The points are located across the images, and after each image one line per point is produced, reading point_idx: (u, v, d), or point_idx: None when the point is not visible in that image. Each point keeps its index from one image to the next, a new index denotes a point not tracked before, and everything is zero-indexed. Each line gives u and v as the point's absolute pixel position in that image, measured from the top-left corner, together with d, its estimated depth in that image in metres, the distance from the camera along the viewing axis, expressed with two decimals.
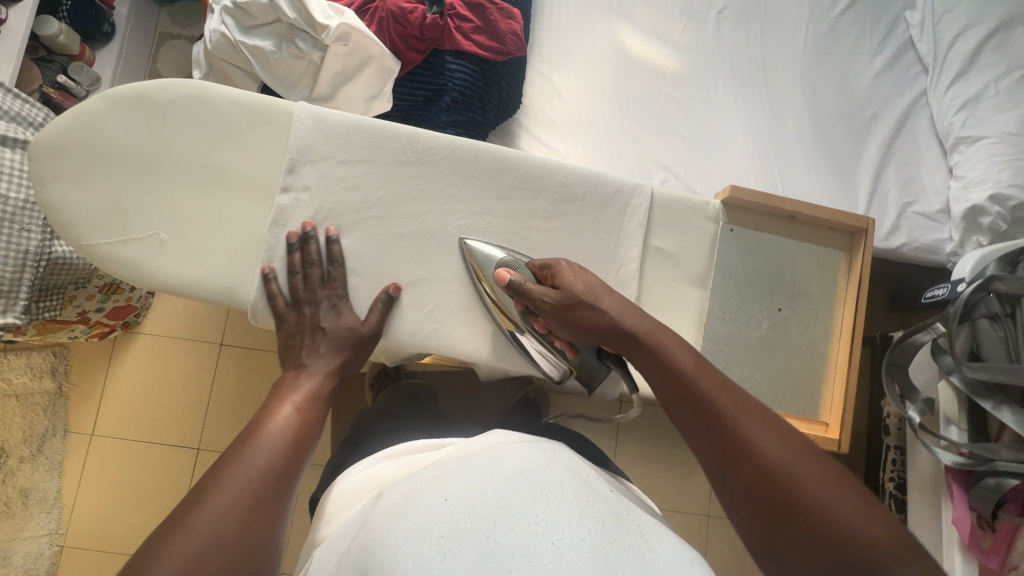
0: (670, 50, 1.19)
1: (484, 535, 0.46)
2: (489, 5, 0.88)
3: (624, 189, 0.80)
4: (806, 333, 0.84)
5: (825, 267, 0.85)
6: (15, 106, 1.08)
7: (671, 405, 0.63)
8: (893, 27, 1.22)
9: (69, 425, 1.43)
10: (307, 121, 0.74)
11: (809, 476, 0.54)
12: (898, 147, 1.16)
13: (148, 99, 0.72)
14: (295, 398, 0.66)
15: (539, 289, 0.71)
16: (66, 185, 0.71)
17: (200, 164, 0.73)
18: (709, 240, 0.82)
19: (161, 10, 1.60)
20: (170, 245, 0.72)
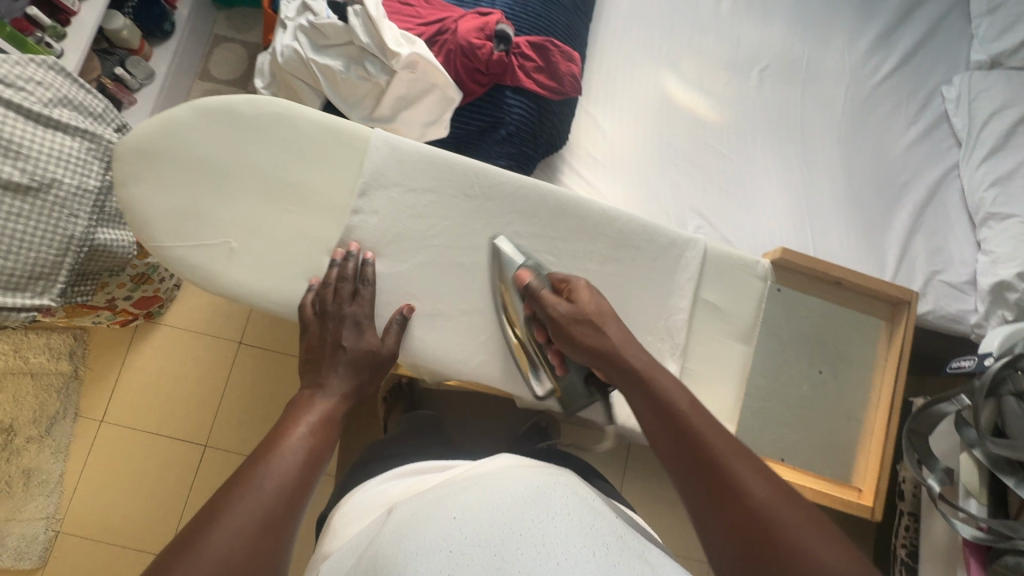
0: (712, 102, 1.23)
1: (494, 552, 0.50)
2: (553, 47, 0.90)
3: (678, 241, 0.82)
4: (844, 397, 0.90)
5: (864, 331, 0.91)
6: (77, 94, 1.09)
7: (661, 445, 0.63)
8: (930, 100, 1.26)
9: (81, 410, 1.43)
10: (381, 149, 0.77)
11: (798, 527, 0.52)
12: (928, 215, 1.19)
13: (232, 112, 0.74)
14: (309, 420, 0.63)
15: (554, 297, 0.72)
16: (145, 185, 0.73)
17: (274, 178, 0.75)
18: (756, 296, 0.83)
19: (218, 13, 1.65)
20: (239, 254, 0.74)
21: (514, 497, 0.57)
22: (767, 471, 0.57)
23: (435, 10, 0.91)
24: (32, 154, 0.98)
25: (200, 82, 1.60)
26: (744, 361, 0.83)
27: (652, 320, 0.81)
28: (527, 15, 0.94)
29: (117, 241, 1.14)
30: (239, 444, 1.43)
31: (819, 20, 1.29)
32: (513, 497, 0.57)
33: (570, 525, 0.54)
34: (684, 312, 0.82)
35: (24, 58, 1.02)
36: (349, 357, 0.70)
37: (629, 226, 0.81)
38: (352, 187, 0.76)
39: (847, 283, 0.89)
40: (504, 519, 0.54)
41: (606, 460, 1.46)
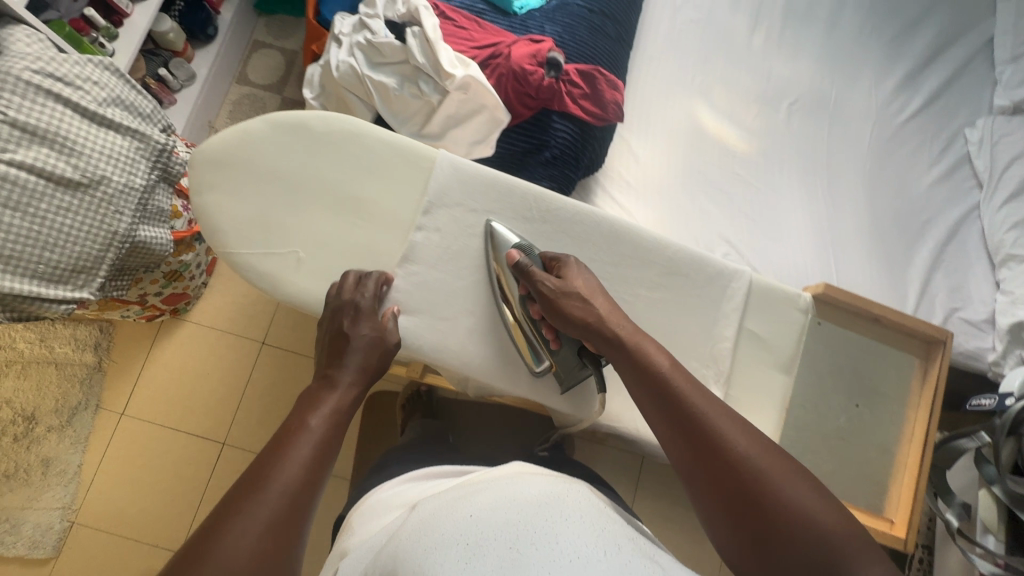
0: (742, 132, 1.26)
1: (509, 545, 0.55)
2: (600, 74, 0.94)
3: (725, 272, 0.84)
4: (883, 432, 0.89)
5: (902, 372, 0.90)
6: (129, 95, 1.11)
7: (646, 402, 0.69)
8: (953, 141, 1.29)
9: (102, 401, 1.44)
10: (446, 169, 0.82)
11: (770, 468, 0.59)
12: (949, 253, 1.22)
13: (304, 126, 0.80)
14: (321, 413, 0.65)
15: (545, 275, 0.76)
16: (221, 195, 0.79)
17: (343, 192, 0.80)
18: (799, 331, 0.85)
19: (259, 20, 1.69)
20: (305, 264, 0.79)
21: (526, 501, 0.62)
22: (743, 421, 0.64)
23: (489, 35, 0.94)
24: (84, 151, 1.00)
25: (237, 85, 1.64)
26: (784, 391, 0.84)
27: (692, 346, 0.83)
28: (576, 43, 0.98)
29: (157, 238, 1.15)
30: (257, 444, 1.44)
31: (848, 58, 1.33)
32: (526, 502, 0.62)
33: (584, 529, 0.58)
34: (730, 341, 0.83)
35: (82, 57, 1.05)
36: (358, 363, 0.71)
37: (676, 252, 0.84)
38: (418, 205, 0.81)
39: (887, 319, 0.89)
40: (518, 519, 0.59)
41: (619, 476, 1.47)
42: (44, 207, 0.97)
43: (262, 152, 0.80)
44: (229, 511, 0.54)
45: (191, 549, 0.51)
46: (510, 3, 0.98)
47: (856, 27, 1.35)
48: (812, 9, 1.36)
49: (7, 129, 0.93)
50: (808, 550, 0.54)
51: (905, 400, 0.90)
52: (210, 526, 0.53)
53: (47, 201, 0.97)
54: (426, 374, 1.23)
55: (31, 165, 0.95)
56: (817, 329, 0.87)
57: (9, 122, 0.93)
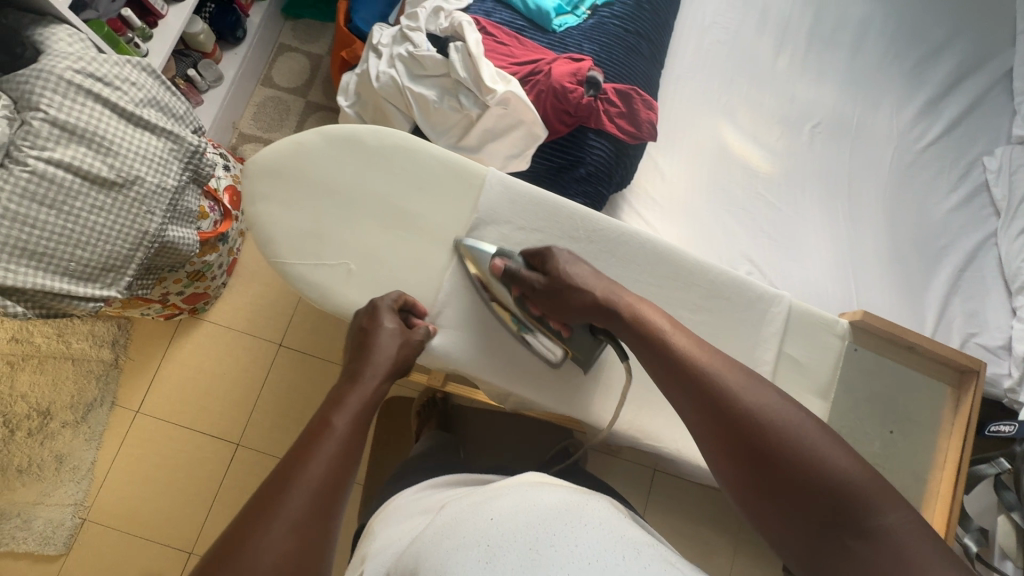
0: (766, 153, 1.28)
1: (527, 547, 0.56)
2: (636, 94, 0.95)
3: (766, 296, 0.86)
4: (915, 458, 0.90)
5: (935, 402, 0.90)
6: (164, 96, 1.09)
7: (651, 363, 0.69)
8: (971, 169, 1.32)
9: (117, 399, 1.44)
10: (495, 186, 0.84)
11: (779, 415, 0.60)
12: (966, 279, 1.24)
13: (359, 141, 0.84)
14: (349, 412, 0.65)
15: (529, 276, 0.77)
16: (276, 207, 0.82)
17: (394, 206, 0.83)
18: (836, 354, 0.86)
19: (285, 23, 1.70)
20: (355, 276, 0.82)
21: (544, 509, 0.63)
22: (748, 373, 0.64)
23: (529, 51, 0.97)
24: (120, 151, 1.00)
25: (261, 87, 1.65)
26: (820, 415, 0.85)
27: None
28: (612, 63, 1.00)
29: (184, 239, 1.15)
30: (271, 446, 1.44)
31: (870, 83, 1.36)
32: (546, 509, 0.63)
33: (608, 533, 0.59)
34: (770, 363, 0.85)
35: (121, 58, 1.03)
36: (380, 361, 0.72)
37: (719, 275, 0.86)
38: (467, 221, 0.83)
39: (923, 349, 0.89)
40: (535, 523, 0.60)
41: (631, 488, 1.47)
42: (79, 206, 0.97)
43: (315, 166, 0.83)
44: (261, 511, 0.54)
45: (222, 552, 0.50)
46: (549, 22, 1.01)
47: (878, 53, 1.38)
48: (836, 34, 1.38)
49: (46, 128, 0.93)
50: (822, 488, 0.55)
51: (938, 428, 0.90)
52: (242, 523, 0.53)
53: (82, 201, 0.97)
54: (448, 383, 1.25)
55: (68, 164, 0.95)
56: (853, 355, 0.88)
57: (49, 120, 0.93)
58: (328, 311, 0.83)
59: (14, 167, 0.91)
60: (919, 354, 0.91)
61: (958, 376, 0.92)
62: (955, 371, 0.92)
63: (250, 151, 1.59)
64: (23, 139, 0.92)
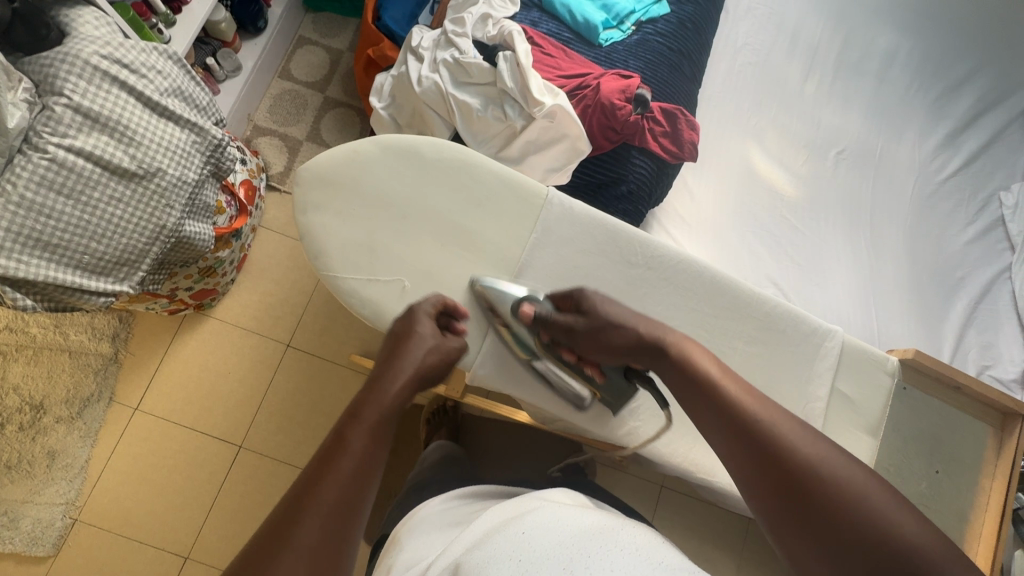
0: (792, 177, 1.28)
1: (560, 566, 0.48)
2: (681, 115, 0.95)
3: (820, 330, 0.87)
4: (957, 498, 0.91)
5: (977, 442, 0.92)
6: (190, 86, 1.03)
7: (696, 414, 0.65)
8: (987, 204, 1.34)
9: (115, 394, 1.39)
10: (556, 208, 0.85)
11: (843, 473, 0.54)
12: (980, 313, 1.25)
13: (418, 154, 0.85)
14: (365, 424, 0.60)
15: (565, 317, 0.74)
16: (332, 217, 0.83)
17: (452, 222, 0.84)
18: (887, 400, 0.88)
19: (306, 16, 1.67)
20: (411, 291, 0.82)
21: (580, 529, 0.54)
22: (806, 427, 0.59)
23: (575, 65, 0.97)
24: (143, 142, 0.93)
25: (279, 79, 1.60)
26: (868, 453, 0.86)
27: (792, 402, 0.86)
28: (658, 81, 1.00)
29: (200, 234, 1.09)
30: (275, 450, 1.39)
31: (894, 112, 1.37)
32: (582, 529, 0.54)
33: (636, 557, 0.49)
34: (823, 399, 0.86)
35: (148, 45, 0.97)
36: (404, 368, 0.67)
37: (775, 307, 0.87)
38: (524, 241, 0.85)
39: (969, 388, 0.91)
40: (572, 542, 0.52)
41: (636, 502, 1.41)
42: (97, 196, 0.90)
43: (372, 176, 0.84)
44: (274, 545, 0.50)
45: None
46: (597, 36, 1.01)
47: (903, 83, 1.40)
48: (863, 62, 1.40)
49: (68, 115, 0.86)
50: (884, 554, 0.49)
51: (981, 467, 0.91)
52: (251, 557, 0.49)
53: (100, 191, 0.90)
54: (467, 395, 1.23)
55: (88, 152, 0.88)
56: (902, 393, 0.89)
57: (71, 106, 0.86)
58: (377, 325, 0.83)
59: (33, 154, 0.84)
60: (957, 390, 0.92)
61: (1001, 416, 0.93)
62: (998, 411, 0.94)
63: (265, 145, 1.54)
64: (43, 125, 0.85)
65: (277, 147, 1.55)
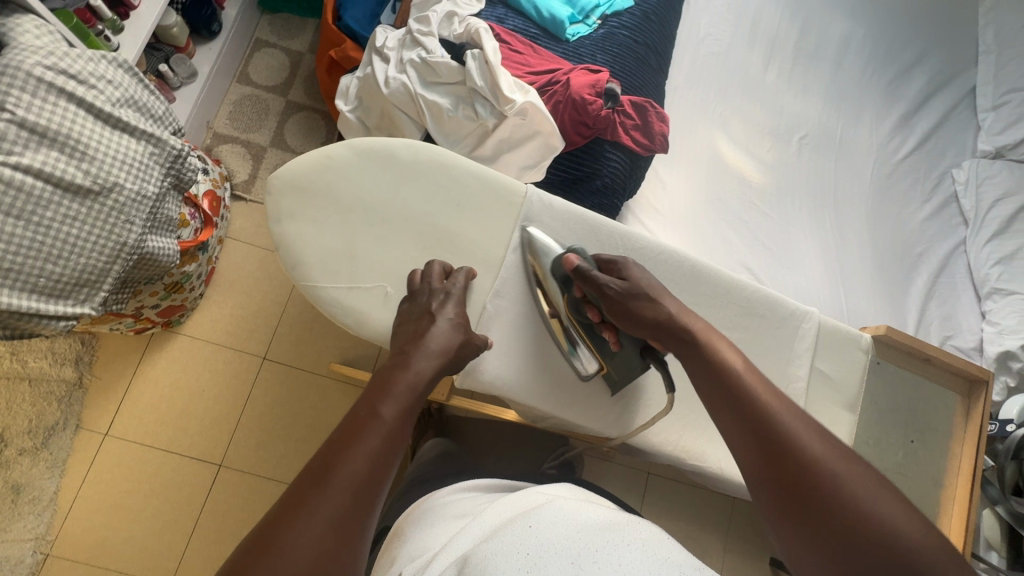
0: (758, 164, 1.31)
1: (569, 561, 0.48)
2: (651, 107, 0.96)
3: (797, 313, 0.90)
4: (931, 464, 0.95)
5: (946, 410, 0.97)
6: (143, 95, 0.98)
7: (711, 397, 0.65)
8: (942, 180, 1.40)
9: (82, 421, 1.33)
10: (536, 204, 0.85)
11: (852, 476, 0.54)
12: (940, 286, 1.31)
13: (394, 157, 0.83)
14: (394, 400, 0.59)
15: (607, 278, 0.76)
16: (305, 226, 0.81)
17: (433, 224, 0.83)
18: (861, 370, 0.91)
19: (262, 17, 1.62)
20: (393, 299, 0.80)
21: (585, 525, 0.55)
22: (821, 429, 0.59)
23: (544, 60, 0.97)
24: (97, 156, 0.88)
25: (237, 84, 1.55)
26: (848, 427, 0.89)
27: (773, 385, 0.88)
28: (626, 74, 1.01)
29: (164, 249, 1.04)
30: (257, 466, 1.36)
31: (851, 96, 1.42)
32: (586, 525, 0.55)
33: (641, 553, 0.49)
34: (803, 379, 0.89)
35: (95, 53, 0.92)
36: (433, 349, 0.67)
37: (753, 293, 0.89)
38: (506, 241, 0.84)
39: (938, 360, 0.95)
40: (577, 537, 0.52)
41: (625, 492, 1.42)
42: (49, 215, 0.84)
43: (346, 180, 0.82)
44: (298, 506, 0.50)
45: (257, 547, 0.47)
46: (564, 31, 1.01)
47: (857, 68, 1.44)
48: (819, 49, 1.44)
49: (13, 130, 0.81)
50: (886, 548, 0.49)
51: (951, 435, 0.96)
52: (275, 520, 0.49)
53: (53, 210, 0.85)
54: (453, 396, 1.22)
55: (38, 170, 0.82)
56: (876, 368, 0.93)
57: (16, 121, 0.81)
58: (361, 336, 0.82)
59: None
60: (927, 363, 0.97)
61: (968, 385, 0.99)
62: (964, 381, 0.99)
63: (227, 153, 1.49)
64: None
65: (240, 155, 1.50)
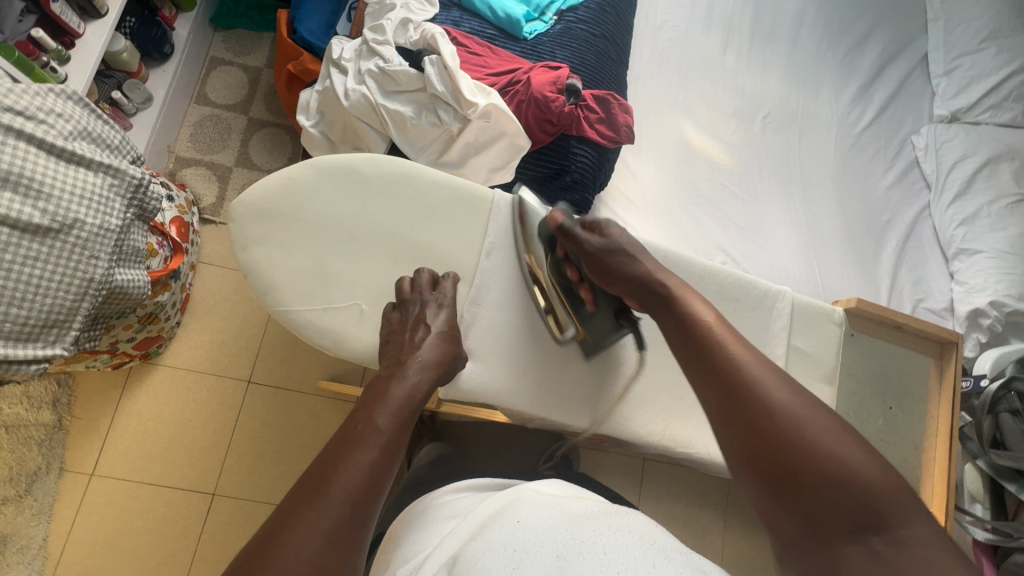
0: (725, 146, 1.32)
1: (556, 554, 0.49)
2: (613, 99, 0.97)
3: (770, 292, 0.91)
4: (911, 427, 0.98)
5: (920, 373, 1.00)
6: (95, 125, 0.96)
7: (680, 349, 0.67)
8: (902, 148, 1.44)
9: (66, 463, 1.30)
10: (502, 208, 0.86)
11: (809, 419, 0.55)
12: (909, 251, 1.34)
13: (356, 172, 0.82)
14: (388, 409, 0.61)
15: (586, 233, 0.77)
16: (273, 250, 0.79)
17: (404, 237, 0.83)
18: (837, 342, 0.93)
19: (215, 35, 1.59)
20: (369, 316, 0.80)
21: (572, 516, 0.55)
22: (782, 374, 0.60)
23: (503, 61, 0.97)
24: (54, 193, 0.85)
25: (196, 105, 1.52)
26: (829, 399, 0.92)
27: None
28: (587, 68, 1.01)
29: (134, 281, 1.01)
30: (251, 491, 1.34)
31: (809, 72, 1.45)
32: (573, 516, 0.55)
33: (630, 539, 0.50)
34: (781, 356, 0.91)
35: (42, 87, 0.89)
36: (424, 359, 0.68)
37: (727, 276, 0.91)
38: (479, 247, 0.85)
39: (909, 326, 0.98)
40: (564, 530, 0.52)
41: (623, 481, 1.43)
42: (9, 259, 0.82)
43: (310, 200, 0.81)
44: (287, 517, 0.50)
45: (248, 561, 0.47)
46: (521, 30, 1.01)
47: (812, 43, 1.47)
48: (774, 28, 1.46)
49: None
50: (843, 486, 0.51)
51: (927, 397, 0.99)
52: (269, 533, 0.49)
53: (12, 252, 0.82)
54: (444, 403, 1.22)
55: None
56: (850, 338, 0.95)
57: None
58: (341, 356, 0.81)
59: None
60: (901, 330, 1.00)
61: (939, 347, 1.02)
62: (935, 343, 1.02)
63: (192, 176, 1.46)
64: None
65: (205, 177, 1.47)
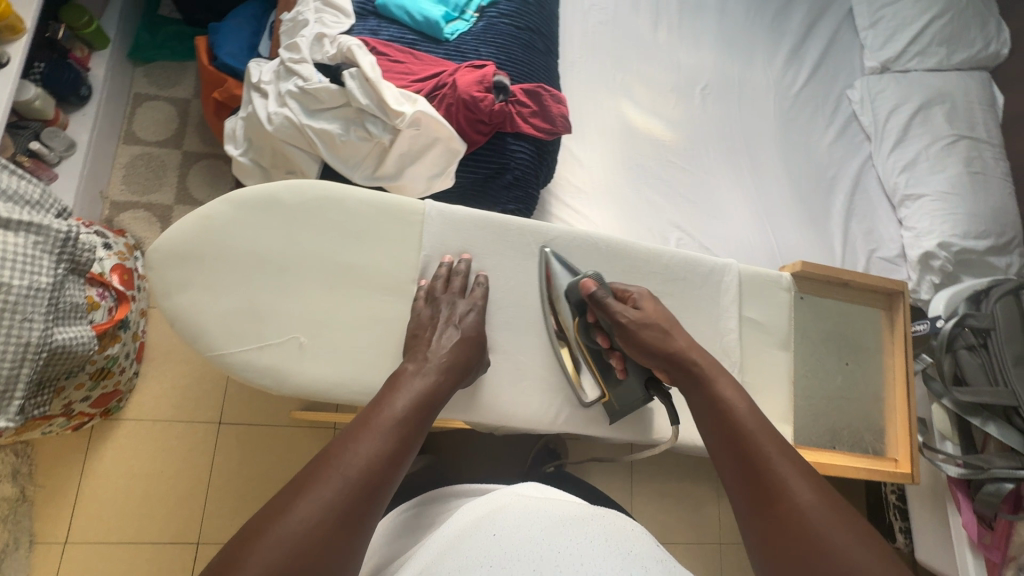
0: (668, 124, 1.33)
1: (532, 568, 0.47)
2: (544, 91, 0.97)
3: (717, 267, 0.92)
4: (871, 379, 1.01)
5: (872, 326, 1.02)
6: (9, 182, 0.90)
7: (705, 424, 0.70)
8: (839, 103, 1.46)
9: (36, 535, 1.24)
10: (436, 218, 0.84)
11: (817, 513, 0.55)
12: (858, 203, 1.37)
13: (278, 202, 0.80)
14: (406, 398, 0.63)
15: (619, 305, 0.78)
16: (200, 294, 0.76)
17: (340, 261, 0.80)
18: (789, 305, 0.95)
19: (136, 70, 1.53)
20: (310, 348, 0.78)
21: (550, 524, 0.54)
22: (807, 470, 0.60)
23: (428, 65, 0.95)
24: None
25: (125, 145, 1.46)
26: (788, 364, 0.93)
27: (710, 341, 0.90)
28: (514, 62, 1.00)
29: (77, 338, 0.96)
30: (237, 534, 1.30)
31: (740, 39, 1.46)
32: (552, 524, 0.54)
33: (602, 545, 0.50)
34: (735, 328, 0.91)
35: None
36: (440, 355, 0.70)
37: (676, 255, 0.91)
38: (417, 262, 0.83)
39: (856, 283, 1.00)
40: (542, 540, 0.51)
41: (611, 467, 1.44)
42: None
43: (232, 235, 0.78)
44: (303, 485, 0.51)
45: (261, 522, 0.48)
46: (441, 31, 0.99)
47: (740, 10, 1.48)
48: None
49: None
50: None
51: (882, 347, 1.02)
52: (282, 500, 0.49)
53: None
54: None
55: None
56: (801, 301, 0.98)
57: None
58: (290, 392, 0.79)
59: None
60: (849, 287, 1.02)
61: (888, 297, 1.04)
62: (884, 294, 1.04)
63: (131, 220, 1.40)
64: None
65: (144, 219, 1.41)
